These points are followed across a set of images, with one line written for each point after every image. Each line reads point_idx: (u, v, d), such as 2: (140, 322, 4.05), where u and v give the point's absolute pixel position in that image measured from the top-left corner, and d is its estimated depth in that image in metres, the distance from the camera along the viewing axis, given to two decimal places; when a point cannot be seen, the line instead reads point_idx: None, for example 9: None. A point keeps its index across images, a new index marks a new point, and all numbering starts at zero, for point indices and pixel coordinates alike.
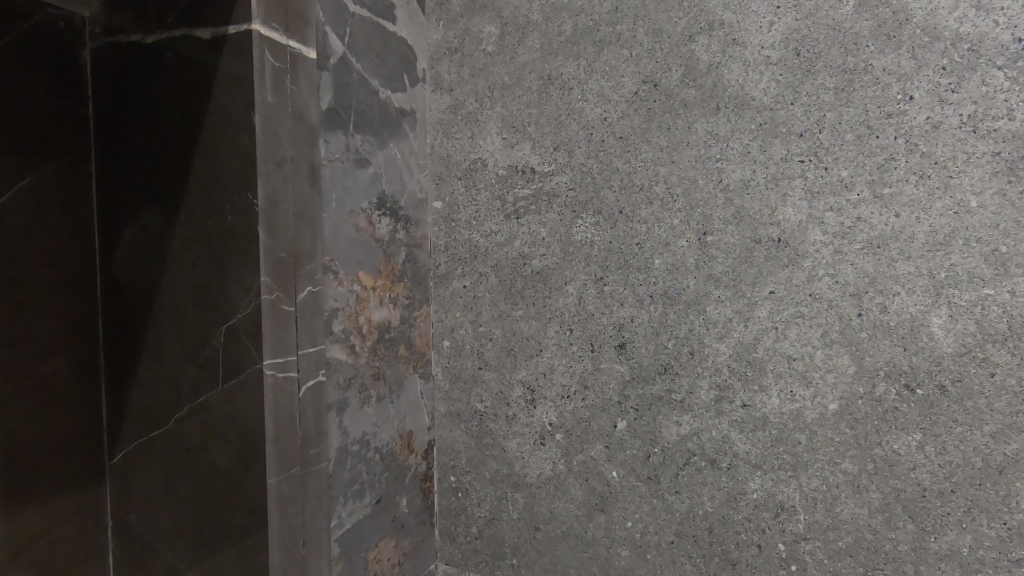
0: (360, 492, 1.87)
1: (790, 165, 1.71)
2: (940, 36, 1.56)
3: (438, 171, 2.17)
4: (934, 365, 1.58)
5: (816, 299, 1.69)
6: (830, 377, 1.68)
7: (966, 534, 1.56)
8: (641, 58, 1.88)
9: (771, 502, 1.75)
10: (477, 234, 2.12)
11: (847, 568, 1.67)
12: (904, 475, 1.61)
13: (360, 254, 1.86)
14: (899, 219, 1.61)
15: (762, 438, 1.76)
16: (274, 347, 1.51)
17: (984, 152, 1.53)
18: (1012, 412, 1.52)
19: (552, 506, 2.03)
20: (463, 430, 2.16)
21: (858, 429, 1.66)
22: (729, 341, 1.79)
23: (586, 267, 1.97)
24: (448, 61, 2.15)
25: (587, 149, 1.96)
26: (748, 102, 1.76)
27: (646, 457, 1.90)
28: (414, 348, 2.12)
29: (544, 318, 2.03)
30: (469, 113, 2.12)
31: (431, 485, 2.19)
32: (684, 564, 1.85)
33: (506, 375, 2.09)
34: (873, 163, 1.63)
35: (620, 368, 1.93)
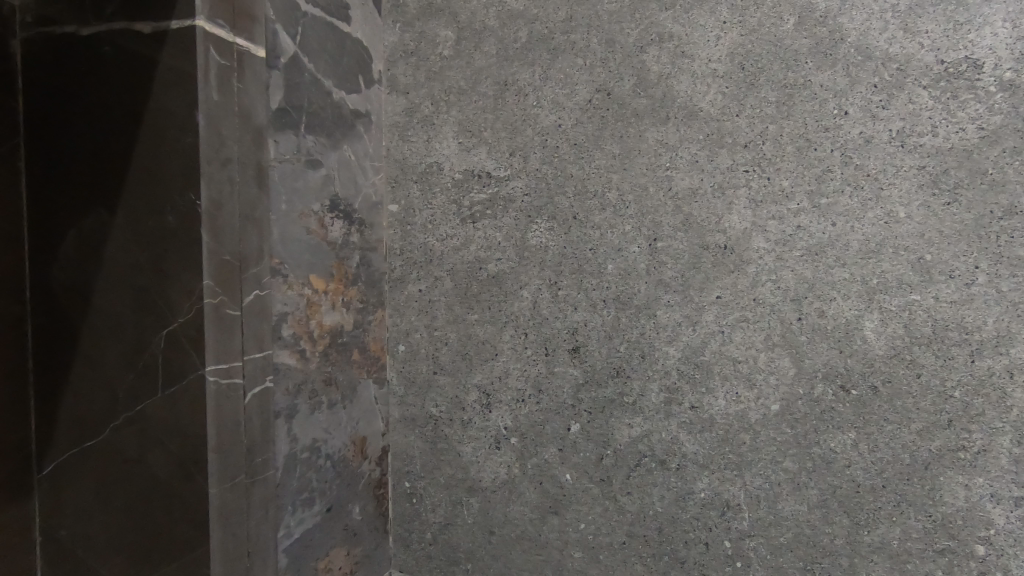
0: (310, 500, 1.83)
1: (735, 175, 1.78)
2: (871, 56, 1.65)
3: (393, 174, 2.15)
4: (866, 366, 1.67)
5: (759, 304, 1.76)
6: (772, 379, 1.75)
7: (895, 526, 1.64)
8: (595, 67, 1.92)
9: (717, 501, 1.80)
10: (432, 238, 2.11)
11: (788, 563, 1.74)
12: (839, 471, 1.69)
13: (311, 257, 1.83)
14: (835, 227, 1.69)
15: (709, 439, 1.81)
16: (218, 352, 1.47)
17: (911, 166, 1.62)
18: (936, 410, 1.61)
19: (506, 510, 2.03)
20: (418, 436, 2.14)
21: (798, 429, 1.73)
22: (678, 345, 1.84)
23: (540, 271, 1.98)
24: (404, 63, 2.13)
25: (542, 155, 1.98)
26: (696, 113, 1.81)
27: (598, 459, 1.93)
28: (368, 352, 2.09)
29: (499, 323, 2.03)
30: (425, 117, 2.11)
31: (385, 491, 2.16)
32: (634, 563, 1.89)
33: (460, 380, 2.08)
34: (812, 174, 1.71)
35: (573, 371, 1.95)
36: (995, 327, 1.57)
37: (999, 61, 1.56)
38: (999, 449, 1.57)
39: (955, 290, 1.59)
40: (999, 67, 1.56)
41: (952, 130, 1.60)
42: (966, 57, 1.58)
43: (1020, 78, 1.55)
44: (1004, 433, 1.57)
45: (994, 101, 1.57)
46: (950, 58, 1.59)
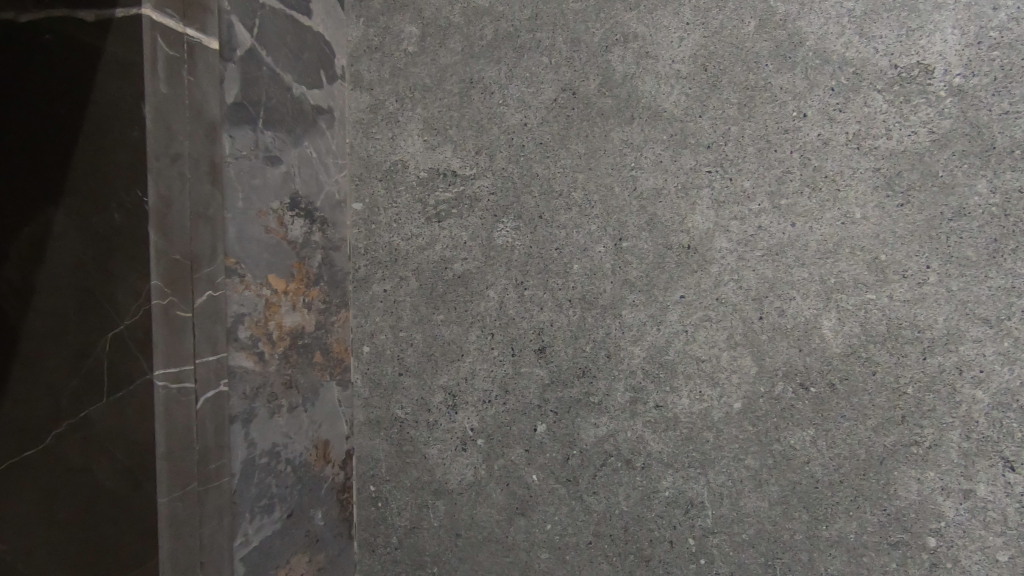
0: (269, 507, 1.78)
1: (698, 175, 1.79)
2: (829, 59, 1.69)
3: (357, 171, 2.10)
4: (825, 364, 1.70)
5: (721, 303, 1.78)
6: (735, 378, 1.77)
7: (852, 521, 1.68)
8: (560, 66, 1.91)
9: (682, 499, 1.82)
10: (397, 237, 2.06)
11: (750, 559, 1.76)
12: (799, 468, 1.72)
13: (269, 256, 1.77)
14: (795, 228, 1.71)
15: (673, 438, 1.82)
16: (167, 355, 1.41)
17: (866, 168, 1.66)
18: (890, 407, 1.65)
19: (473, 512, 2.01)
20: (383, 439, 2.08)
21: (759, 426, 1.75)
22: (643, 344, 1.85)
23: (506, 271, 1.97)
24: (368, 59, 2.09)
25: (508, 154, 1.96)
26: (660, 113, 1.82)
27: (565, 459, 1.92)
28: (331, 354, 2.03)
29: (465, 323, 2.01)
30: (390, 114, 2.07)
31: (349, 495, 2.09)
32: (600, 563, 1.89)
33: (426, 381, 2.04)
34: (772, 175, 1.73)
35: (540, 371, 1.94)
36: (946, 325, 1.61)
37: (949, 66, 1.61)
38: (949, 443, 1.62)
39: (907, 289, 1.63)
40: (949, 72, 1.61)
41: (905, 133, 1.64)
42: (918, 62, 1.63)
43: (969, 83, 1.60)
44: (954, 428, 1.61)
45: (944, 105, 1.61)
46: (903, 63, 1.64)
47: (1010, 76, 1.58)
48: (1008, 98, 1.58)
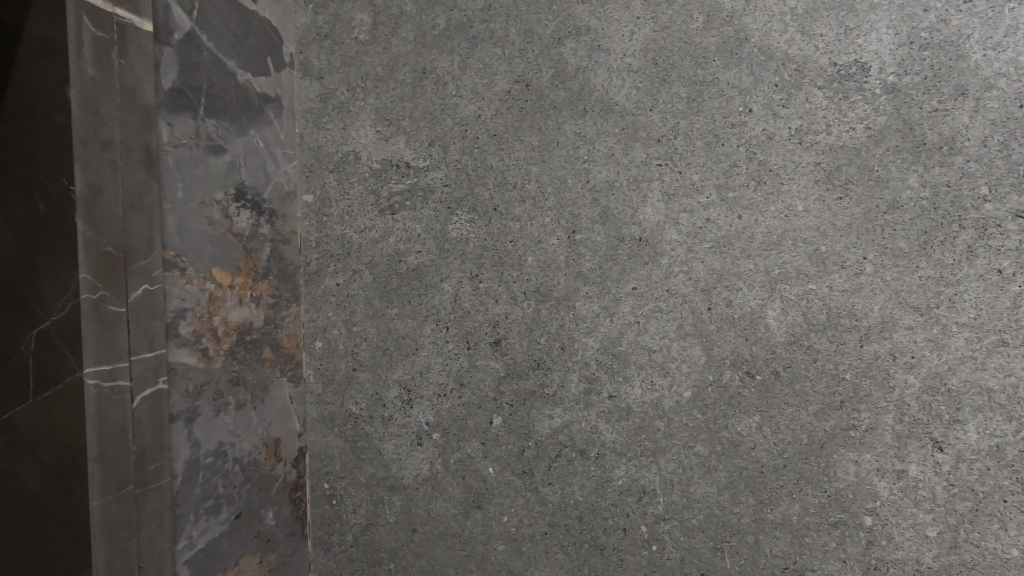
0: (215, 508, 1.73)
1: (649, 168, 1.81)
2: (773, 56, 1.73)
3: (308, 162, 2.04)
4: (769, 352, 1.75)
5: (672, 294, 1.81)
6: (684, 367, 1.81)
7: (795, 503, 1.74)
8: (514, 57, 1.90)
9: (634, 487, 1.85)
10: (350, 229, 2.02)
11: (700, 543, 1.80)
12: (746, 453, 1.77)
13: (213, 249, 1.71)
14: (741, 221, 1.76)
15: (626, 427, 1.85)
16: (98, 350, 1.41)
17: (808, 162, 1.72)
18: (830, 392, 1.72)
19: (429, 506, 1.99)
20: (337, 435, 2.04)
21: (708, 414, 1.79)
22: (597, 336, 1.86)
23: (461, 264, 1.95)
24: (318, 47, 2.03)
25: (461, 145, 1.95)
26: (612, 107, 1.84)
27: (521, 451, 1.93)
28: (282, 350, 1.97)
29: (420, 316, 1.98)
30: (341, 103, 2.02)
31: (302, 494, 2.04)
32: (556, 553, 1.90)
33: (381, 376, 2.01)
34: (720, 169, 1.77)
35: (495, 364, 1.94)
36: (881, 314, 1.68)
37: (884, 65, 1.67)
38: (884, 426, 1.69)
39: (846, 280, 1.70)
40: (884, 71, 1.67)
41: (844, 129, 1.70)
42: (855, 61, 1.69)
43: (902, 82, 1.66)
44: (888, 411, 1.68)
45: (879, 103, 1.68)
46: (841, 61, 1.69)
47: (940, 75, 1.64)
48: (938, 97, 1.65)
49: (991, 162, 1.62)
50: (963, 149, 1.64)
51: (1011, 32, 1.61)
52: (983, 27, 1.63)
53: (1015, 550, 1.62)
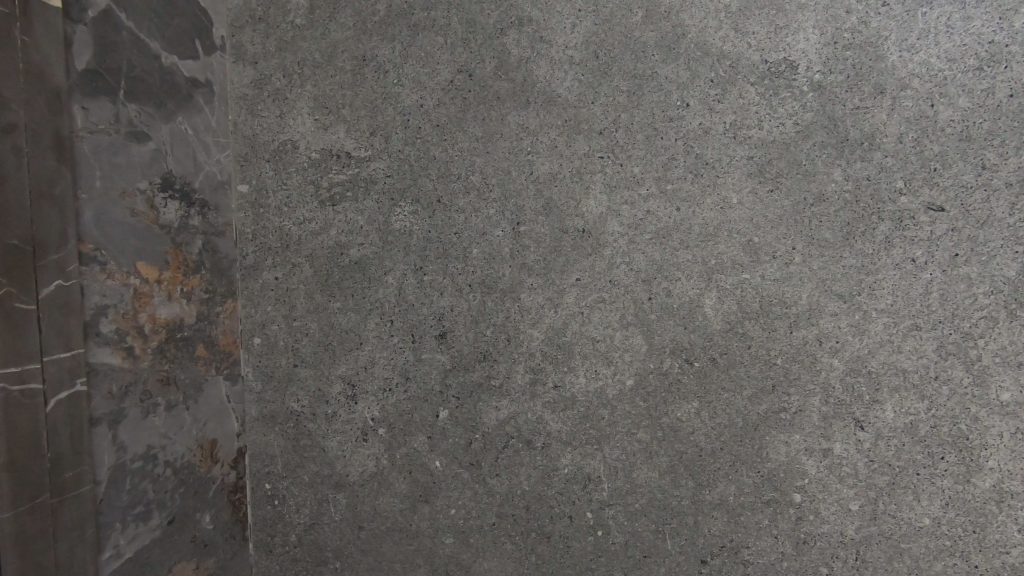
0: (146, 514, 1.67)
1: (592, 161, 1.84)
2: (709, 52, 1.78)
3: (242, 151, 1.96)
4: (707, 340, 1.81)
5: (614, 285, 1.84)
6: (627, 356, 1.85)
7: (731, 484, 1.81)
8: (456, 46, 1.88)
9: (580, 475, 1.88)
10: (289, 221, 1.95)
11: (642, 527, 1.85)
12: (686, 438, 1.83)
13: (136, 242, 1.65)
14: (679, 212, 1.80)
15: (572, 416, 1.88)
16: (7, 353, 1.31)
17: (742, 156, 1.77)
18: (763, 377, 1.79)
19: (375, 503, 1.96)
20: (279, 434, 1.98)
21: (650, 401, 1.84)
22: (542, 327, 1.88)
23: (405, 256, 1.92)
24: (251, 30, 1.94)
25: (403, 136, 1.91)
26: (555, 98, 1.85)
27: (468, 444, 1.92)
28: (216, 347, 1.90)
29: (363, 310, 1.94)
30: (277, 90, 1.94)
31: (242, 495, 1.98)
32: (504, 543, 1.91)
33: (323, 372, 1.96)
34: (659, 162, 1.81)
35: (440, 357, 1.92)
36: (809, 301, 1.76)
37: (811, 64, 1.74)
38: (811, 409, 1.77)
39: (777, 269, 1.77)
40: (811, 69, 1.74)
41: (774, 125, 1.76)
42: (785, 58, 1.75)
43: (827, 80, 1.74)
44: (816, 394, 1.77)
45: (806, 99, 1.75)
46: (772, 59, 1.75)
47: (861, 74, 1.72)
48: (859, 95, 1.73)
49: (906, 157, 1.71)
50: (881, 145, 1.72)
51: (924, 34, 1.69)
52: (899, 29, 1.70)
53: (927, 520, 1.72)
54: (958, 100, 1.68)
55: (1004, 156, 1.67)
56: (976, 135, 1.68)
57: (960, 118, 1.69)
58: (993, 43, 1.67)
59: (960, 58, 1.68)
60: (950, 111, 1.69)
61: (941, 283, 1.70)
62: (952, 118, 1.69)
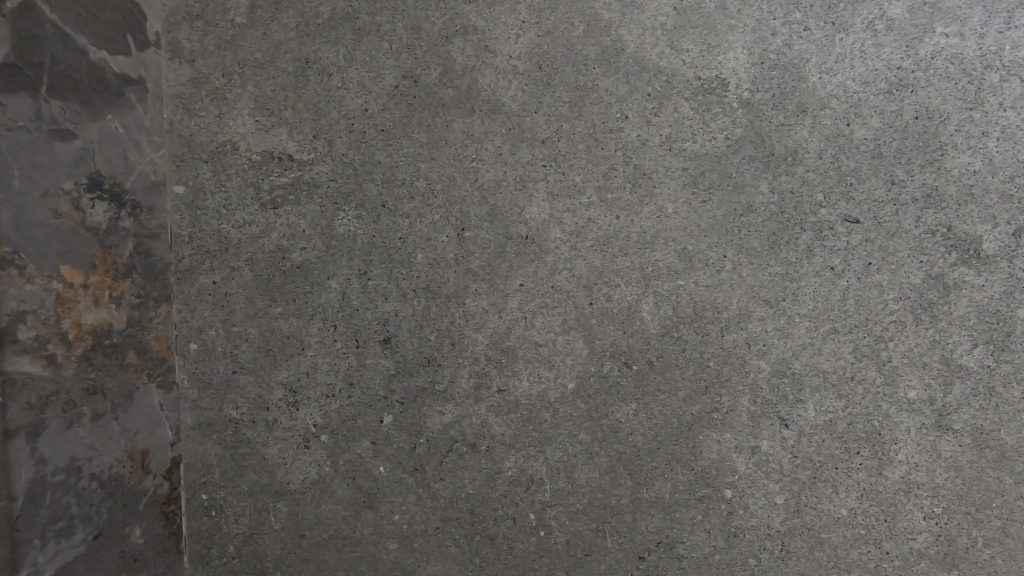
0: (69, 530, 1.62)
1: (534, 169, 1.88)
2: (646, 67, 1.85)
3: (178, 151, 1.90)
4: (644, 344, 1.88)
5: (557, 290, 1.89)
6: (568, 360, 1.89)
7: (667, 482, 1.89)
8: (401, 52, 1.89)
9: (523, 477, 1.91)
10: (227, 223, 1.90)
11: (583, 526, 1.90)
12: (624, 438, 1.89)
13: (59, 244, 1.61)
14: (619, 221, 1.87)
15: (515, 419, 1.91)
16: None
17: (677, 168, 1.86)
18: (696, 378, 1.87)
19: (317, 510, 1.93)
20: (216, 443, 1.92)
21: (590, 404, 1.89)
22: (486, 332, 1.90)
23: (349, 261, 1.91)
24: (188, 27, 1.89)
25: (347, 140, 1.90)
26: (499, 107, 1.88)
27: (412, 448, 1.93)
28: (149, 354, 1.84)
29: (305, 315, 1.92)
30: (215, 89, 1.89)
31: (176, 507, 1.91)
32: (448, 546, 1.92)
33: (263, 378, 1.92)
34: (600, 171, 1.87)
35: (385, 362, 1.92)
36: (738, 307, 1.86)
37: (740, 82, 1.84)
38: (741, 408, 1.87)
39: (709, 275, 1.86)
40: (740, 87, 1.84)
41: (707, 138, 1.85)
42: (716, 76, 1.84)
43: (755, 98, 1.84)
44: (744, 395, 1.86)
45: (736, 115, 1.84)
46: (705, 76, 1.84)
47: (785, 93, 1.83)
48: (783, 112, 1.83)
49: (825, 172, 1.83)
50: (803, 160, 1.83)
51: (841, 58, 1.82)
52: (819, 53, 1.82)
53: (844, 510, 1.84)
54: (870, 120, 1.82)
55: (911, 173, 1.81)
56: (887, 153, 1.81)
57: (873, 137, 1.82)
58: (901, 69, 1.81)
59: (872, 81, 1.81)
60: (864, 130, 1.82)
61: (857, 290, 1.83)
62: (865, 136, 1.82)
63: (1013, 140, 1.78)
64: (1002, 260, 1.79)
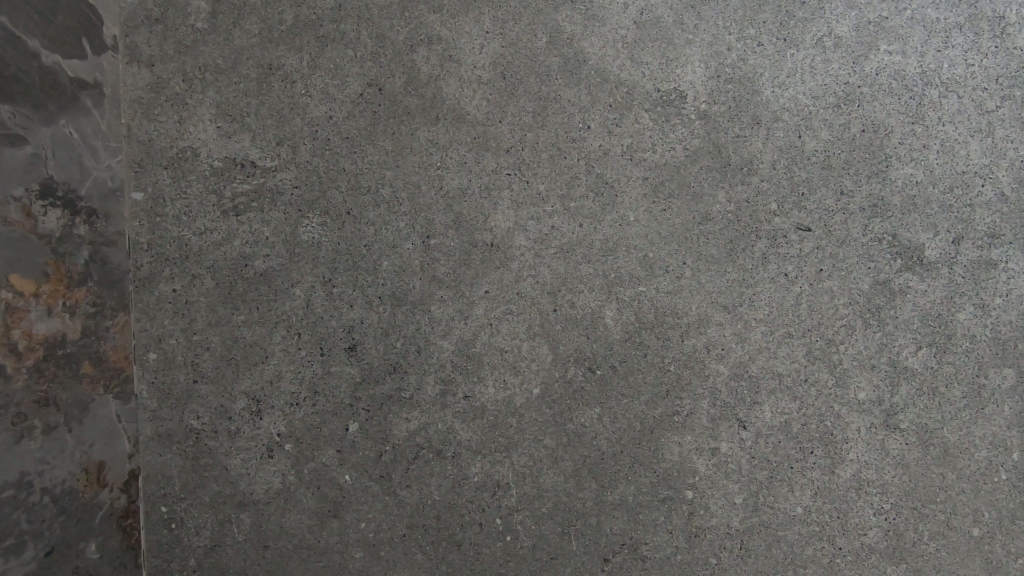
0: (19, 546, 1.58)
1: (499, 177, 1.90)
2: (607, 78, 1.89)
3: (137, 157, 1.86)
4: (607, 349, 1.92)
5: (521, 297, 1.91)
6: (534, 365, 1.92)
7: (630, 484, 1.92)
8: (366, 60, 1.89)
9: (489, 482, 1.93)
10: (188, 231, 1.88)
11: (549, 529, 1.93)
12: (588, 442, 1.93)
13: (9, 254, 1.55)
14: (582, 228, 1.90)
15: (481, 425, 1.92)
16: None
17: (638, 177, 1.90)
18: (658, 382, 1.92)
19: (281, 521, 1.91)
20: (176, 454, 1.89)
21: (555, 409, 1.92)
22: (452, 339, 1.91)
23: (313, 268, 1.90)
24: (147, 31, 1.86)
25: (311, 147, 1.89)
26: (463, 116, 1.90)
27: (378, 456, 1.92)
28: (105, 363, 1.80)
29: (268, 323, 1.90)
30: (176, 94, 1.87)
31: (135, 521, 1.87)
32: (415, 554, 1.92)
33: (226, 387, 1.89)
34: (563, 180, 1.90)
35: (350, 370, 1.91)
36: (697, 312, 1.91)
37: (697, 94, 1.90)
38: (700, 411, 1.92)
39: (669, 282, 1.91)
40: (697, 99, 1.90)
41: (666, 148, 1.90)
42: (675, 88, 1.90)
43: (711, 110, 1.90)
44: (704, 398, 1.92)
45: (693, 127, 1.90)
46: (664, 88, 1.90)
47: (740, 106, 1.90)
48: (738, 124, 1.90)
49: (778, 182, 1.90)
50: (758, 171, 1.90)
51: (792, 73, 1.89)
52: (771, 67, 1.89)
53: (799, 508, 1.91)
54: (820, 132, 1.90)
55: (858, 183, 1.89)
56: (835, 164, 1.89)
57: (823, 148, 1.90)
58: (849, 84, 1.89)
59: (821, 95, 1.89)
60: (814, 142, 1.90)
61: (809, 295, 1.90)
62: (816, 148, 1.90)
63: (952, 153, 1.88)
64: (943, 267, 1.88)
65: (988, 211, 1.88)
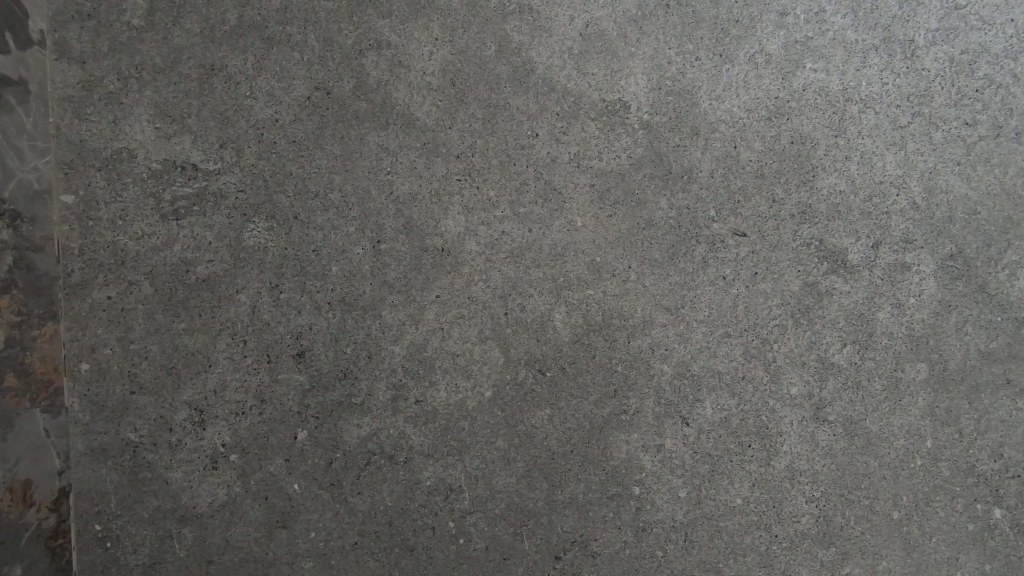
0: None
1: (449, 182, 1.92)
2: (554, 88, 1.95)
3: (67, 158, 1.78)
4: (556, 351, 1.96)
5: (472, 301, 1.93)
6: (485, 368, 1.94)
7: (580, 482, 1.97)
8: (313, 63, 1.87)
9: (442, 485, 1.93)
10: (124, 235, 1.80)
11: (501, 530, 1.95)
12: (539, 443, 1.96)
13: None
14: (532, 233, 1.95)
15: (433, 429, 1.93)
16: None
17: (584, 184, 1.96)
18: (606, 383, 1.98)
19: (226, 534, 1.86)
20: (111, 468, 1.81)
21: (507, 411, 1.95)
22: (403, 343, 1.91)
23: (259, 273, 1.86)
24: (78, 27, 1.78)
25: (256, 150, 1.85)
26: (413, 121, 1.91)
27: (328, 463, 1.90)
28: (33, 376, 1.73)
29: (212, 330, 1.84)
30: (110, 93, 1.80)
31: (66, 541, 1.78)
32: (366, 561, 1.90)
33: (165, 398, 1.83)
34: (513, 186, 1.94)
35: (299, 377, 1.88)
36: (643, 314, 1.98)
37: (640, 105, 1.98)
38: (646, 409, 1.99)
39: (616, 285, 1.97)
40: (640, 109, 1.98)
41: (612, 157, 1.97)
42: (619, 99, 1.97)
43: (653, 120, 1.98)
44: (650, 396, 1.99)
45: (637, 136, 1.97)
46: (609, 98, 1.97)
47: (680, 117, 1.99)
48: (679, 135, 1.99)
49: (716, 190, 2.00)
50: (697, 179, 2.00)
51: (727, 88, 2.00)
52: (709, 81, 1.99)
53: (739, 499, 2.01)
54: (754, 143, 2.01)
55: (788, 192, 2.02)
56: (768, 173, 2.01)
57: (756, 158, 2.01)
58: (779, 98, 2.01)
59: (754, 109, 2.01)
60: (748, 153, 2.01)
61: (745, 297, 2.01)
62: (749, 158, 2.01)
63: (870, 165, 2.03)
64: (864, 269, 2.03)
65: (902, 219, 2.04)
